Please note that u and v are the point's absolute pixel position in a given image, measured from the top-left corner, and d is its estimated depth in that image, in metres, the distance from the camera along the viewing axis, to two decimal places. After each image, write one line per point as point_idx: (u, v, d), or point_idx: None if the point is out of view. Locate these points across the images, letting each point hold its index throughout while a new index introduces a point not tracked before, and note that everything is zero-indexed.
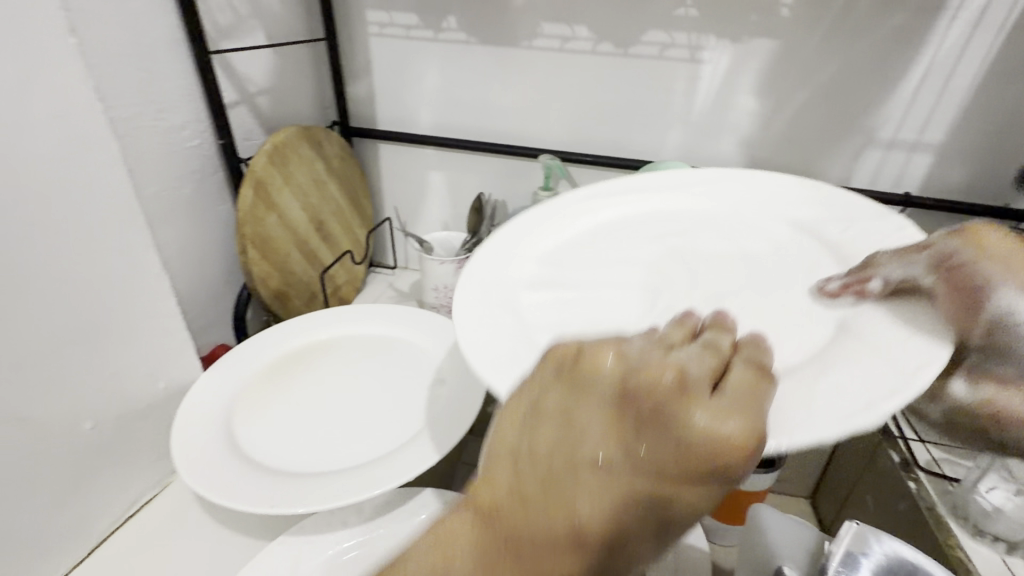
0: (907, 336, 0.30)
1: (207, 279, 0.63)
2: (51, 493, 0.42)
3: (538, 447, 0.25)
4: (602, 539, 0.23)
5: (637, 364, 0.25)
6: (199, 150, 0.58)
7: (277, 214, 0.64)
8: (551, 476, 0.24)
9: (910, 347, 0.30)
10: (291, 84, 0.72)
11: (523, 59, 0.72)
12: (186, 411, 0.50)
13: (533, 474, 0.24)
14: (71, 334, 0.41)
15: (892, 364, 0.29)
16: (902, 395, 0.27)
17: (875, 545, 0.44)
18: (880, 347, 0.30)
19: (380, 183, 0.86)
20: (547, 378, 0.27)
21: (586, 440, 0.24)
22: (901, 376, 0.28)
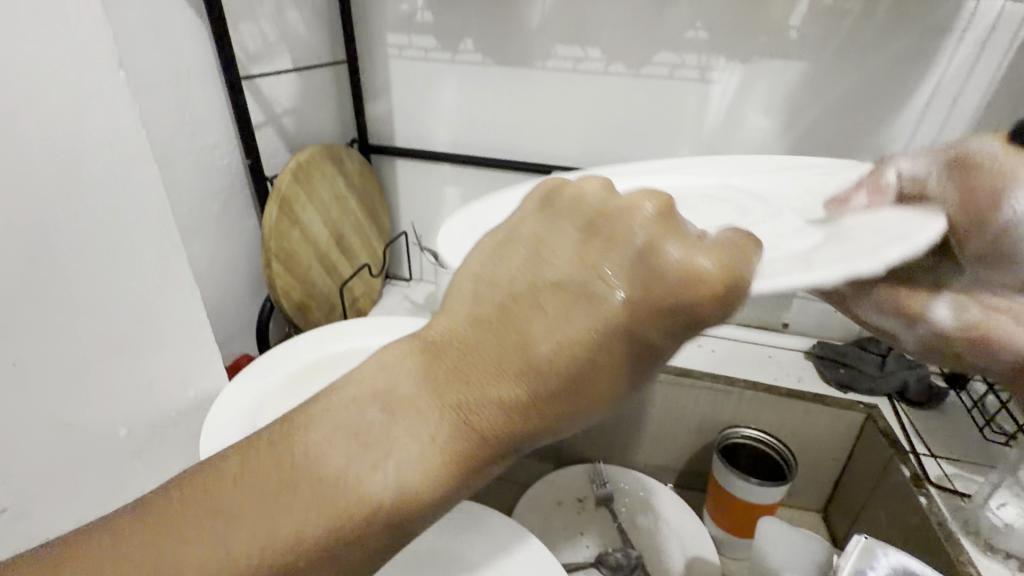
0: (902, 224, 0.31)
1: (232, 291, 0.66)
2: (89, 496, 0.44)
3: (496, 279, 0.20)
4: (569, 385, 0.19)
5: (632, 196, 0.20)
6: (228, 168, 0.61)
7: (300, 229, 0.66)
8: (505, 327, 0.19)
9: (903, 218, 0.31)
10: (314, 104, 0.75)
11: (537, 79, 0.74)
12: (214, 420, 0.52)
13: (484, 316, 0.20)
14: (111, 345, 0.44)
15: (892, 228, 0.30)
16: (899, 251, 0.29)
17: (883, 560, 0.45)
18: (877, 223, 0.31)
19: (396, 198, 0.89)
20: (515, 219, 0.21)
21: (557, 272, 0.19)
22: (904, 235, 0.30)
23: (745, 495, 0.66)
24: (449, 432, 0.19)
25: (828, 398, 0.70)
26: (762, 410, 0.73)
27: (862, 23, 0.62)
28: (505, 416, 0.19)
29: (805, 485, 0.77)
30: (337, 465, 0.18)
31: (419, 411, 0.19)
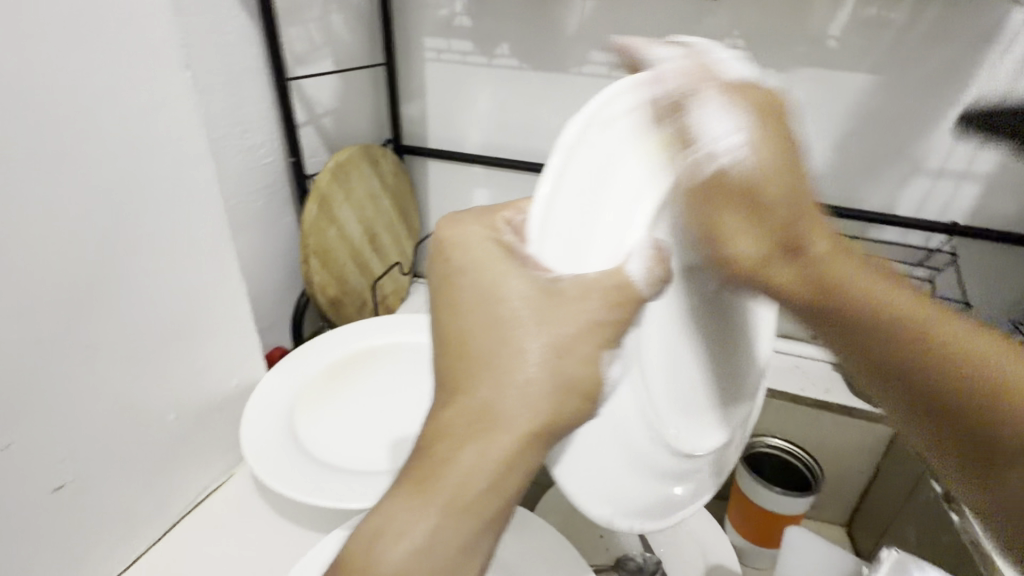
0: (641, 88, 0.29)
1: (270, 284, 0.68)
2: (139, 476, 0.46)
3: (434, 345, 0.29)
4: (473, 377, 0.27)
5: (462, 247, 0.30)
6: (271, 166, 0.63)
7: (337, 226, 0.68)
8: (444, 373, 0.28)
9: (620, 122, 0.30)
10: (353, 105, 0.77)
11: (571, 84, 0.75)
12: (254, 409, 0.53)
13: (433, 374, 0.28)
14: (165, 334, 0.46)
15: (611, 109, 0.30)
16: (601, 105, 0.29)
17: None
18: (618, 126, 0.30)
19: (427, 198, 0.91)
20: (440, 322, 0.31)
21: (447, 316, 0.28)
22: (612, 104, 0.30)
23: (771, 505, 0.66)
24: (433, 451, 0.26)
25: (857, 410, 0.70)
26: (785, 420, 0.72)
27: (905, 33, 0.61)
28: (450, 413, 0.27)
29: (830, 498, 0.77)
30: (376, 535, 0.26)
31: (410, 474, 0.26)
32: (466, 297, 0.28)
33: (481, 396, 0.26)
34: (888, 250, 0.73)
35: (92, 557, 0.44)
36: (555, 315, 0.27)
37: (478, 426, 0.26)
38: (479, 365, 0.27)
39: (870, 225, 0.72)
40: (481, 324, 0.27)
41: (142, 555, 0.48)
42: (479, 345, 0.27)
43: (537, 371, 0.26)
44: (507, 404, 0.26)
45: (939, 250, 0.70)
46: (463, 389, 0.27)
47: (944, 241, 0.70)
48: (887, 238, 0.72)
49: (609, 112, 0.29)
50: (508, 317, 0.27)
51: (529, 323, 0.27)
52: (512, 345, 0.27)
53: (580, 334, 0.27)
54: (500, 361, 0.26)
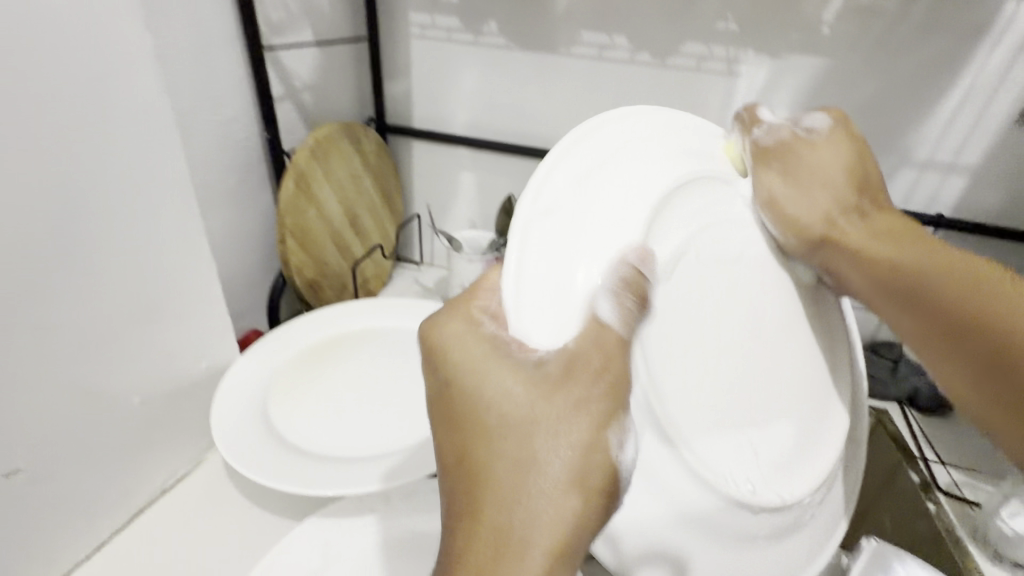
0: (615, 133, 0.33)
1: (245, 265, 0.65)
2: (100, 463, 0.44)
3: (444, 466, 0.27)
4: (495, 492, 0.24)
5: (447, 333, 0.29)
6: (246, 141, 0.61)
7: (316, 206, 0.66)
8: (462, 495, 0.25)
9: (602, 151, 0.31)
10: (333, 80, 0.74)
11: (561, 66, 0.73)
12: (226, 393, 0.51)
13: (452, 502, 0.26)
14: (127, 314, 0.43)
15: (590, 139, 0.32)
16: (580, 139, 0.31)
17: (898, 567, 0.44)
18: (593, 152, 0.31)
19: (411, 179, 0.88)
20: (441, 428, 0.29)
21: (456, 432, 0.27)
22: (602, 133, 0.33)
23: None
24: None
25: None
26: None
27: (899, 21, 0.60)
28: (474, 542, 0.24)
29: None
30: None
31: None
32: (466, 407, 0.27)
33: (503, 516, 0.24)
34: None
35: (49, 547, 0.42)
36: (558, 406, 0.25)
37: (497, 556, 0.23)
38: (499, 490, 0.24)
39: None
40: (484, 433, 0.26)
41: (104, 545, 0.46)
42: (490, 453, 0.25)
43: (559, 474, 0.24)
44: (530, 522, 0.23)
45: None
46: (482, 509, 0.24)
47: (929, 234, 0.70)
48: None
49: (577, 161, 0.30)
50: (514, 425, 0.25)
51: (537, 424, 0.25)
52: (521, 449, 0.25)
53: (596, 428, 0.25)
54: (521, 471, 0.24)
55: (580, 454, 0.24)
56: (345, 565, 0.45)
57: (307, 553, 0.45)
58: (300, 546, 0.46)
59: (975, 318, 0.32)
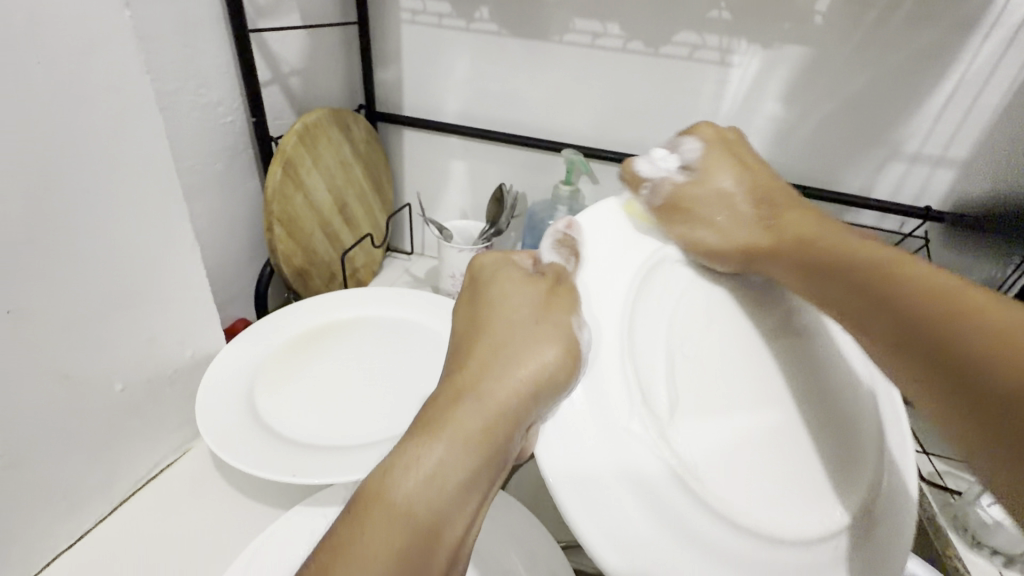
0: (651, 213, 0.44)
1: (231, 253, 0.65)
2: (81, 450, 0.43)
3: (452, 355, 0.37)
4: (486, 363, 0.34)
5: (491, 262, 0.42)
6: (231, 126, 0.60)
7: (304, 193, 0.65)
8: (458, 367, 0.35)
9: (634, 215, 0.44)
10: (322, 66, 0.73)
11: (553, 54, 0.72)
12: (211, 382, 0.51)
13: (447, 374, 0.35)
14: (107, 300, 0.43)
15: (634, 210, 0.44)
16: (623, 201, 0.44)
17: None
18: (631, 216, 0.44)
19: (402, 168, 0.87)
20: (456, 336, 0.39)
21: (469, 333, 0.37)
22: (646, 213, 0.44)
23: None
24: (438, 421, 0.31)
25: None
26: None
27: (890, 12, 0.60)
28: (458, 391, 0.33)
29: None
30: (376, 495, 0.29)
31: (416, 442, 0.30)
32: (482, 319, 0.38)
33: (486, 384, 0.33)
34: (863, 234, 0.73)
35: (30, 535, 0.41)
36: (547, 324, 0.36)
37: (468, 413, 0.31)
38: (478, 373, 0.34)
39: (847, 208, 0.72)
40: (487, 335, 0.36)
41: (86, 533, 0.46)
42: (488, 345, 0.35)
43: (520, 381, 0.33)
44: (484, 408, 0.32)
45: (913, 235, 0.71)
46: (471, 375, 0.34)
47: (917, 226, 0.71)
48: (861, 222, 0.72)
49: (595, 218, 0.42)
50: (515, 333, 0.36)
51: (529, 338, 0.35)
52: (514, 349, 0.35)
53: (558, 363, 0.34)
54: (500, 367, 0.34)
55: (540, 372, 0.34)
56: None
57: (293, 542, 0.45)
58: (287, 537, 0.45)
59: (898, 319, 0.32)
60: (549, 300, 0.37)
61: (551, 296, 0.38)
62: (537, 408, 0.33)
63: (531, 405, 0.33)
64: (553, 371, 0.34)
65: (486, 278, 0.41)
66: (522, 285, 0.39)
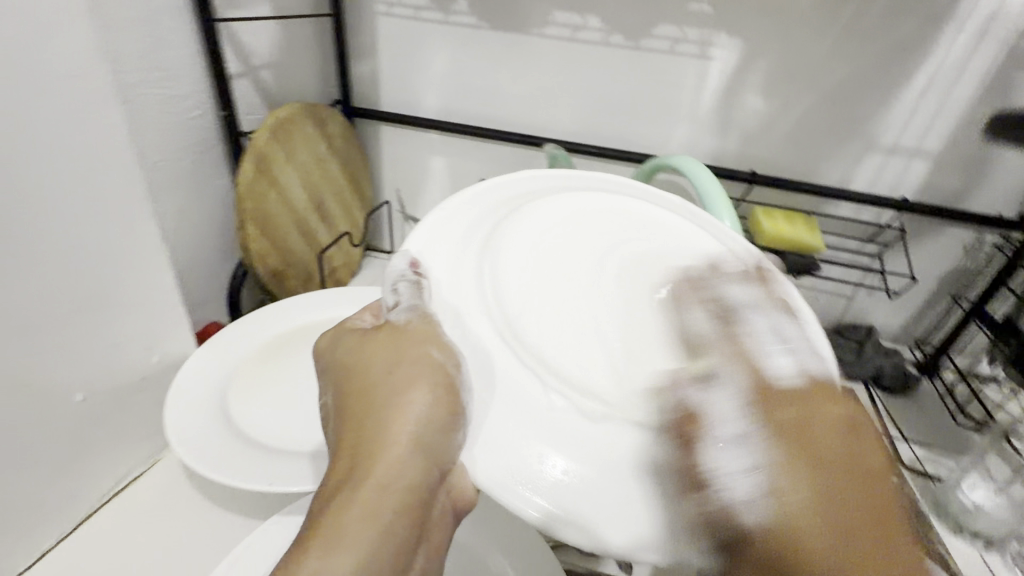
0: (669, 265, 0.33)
1: (202, 253, 0.62)
2: (40, 465, 0.41)
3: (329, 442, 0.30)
4: (350, 445, 0.27)
5: (328, 336, 0.34)
6: (200, 121, 0.57)
7: (278, 190, 0.62)
8: (332, 460, 0.28)
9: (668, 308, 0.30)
10: (295, 59, 0.70)
11: (533, 47, 0.71)
12: (181, 391, 0.48)
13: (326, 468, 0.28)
14: (67, 304, 0.40)
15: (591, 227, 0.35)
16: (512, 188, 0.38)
17: None
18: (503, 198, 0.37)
19: (380, 165, 0.85)
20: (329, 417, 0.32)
21: (334, 411, 0.30)
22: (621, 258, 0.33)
23: None
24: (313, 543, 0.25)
25: None
26: None
27: (868, 6, 0.61)
28: (329, 494, 0.26)
29: None
30: None
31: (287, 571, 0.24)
32: (348, 387, 0.30)
33: (358, 469, 0.26)
34: (841, 226, 0.74)
35: None
36: (408, 365, 0.28)
37: (341, 514, 0.25)
38: (348, 461, 0.26)
39: (826, 200, 0.73)
40: (348, 415, 0.29)
41: (47, 553, 0.43)
42: (357, 412, 0.28)
43: (397, 442, 0.26)
44: (366, 493, 0.25)
45: (889, 227, 0.72)
46: (342, 467, 0.27)
47: (894, 218, 0.72)
48: (839, 214, 0.73)
49: (457, 208, 0.36)
50: (385, 389, 0.28)
51: (400, 392, 0.28)
52: (390, 409, 0.27)
53: (433, 409, 0.27)
54: (372, 440, 0.27)
55: (418, 426, 0.27)
56: None
57: (271, 553, 0.43)
58: (266, 548, 0.43)
59: None
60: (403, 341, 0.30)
61: (397, 335, 0.30)
62: (428, 460, 0.26)
63: (420, 462, 0.26)
64: (429, 419, 0.27)
65: (335, 343, 0.33)
66: (369, 334, 0.32)
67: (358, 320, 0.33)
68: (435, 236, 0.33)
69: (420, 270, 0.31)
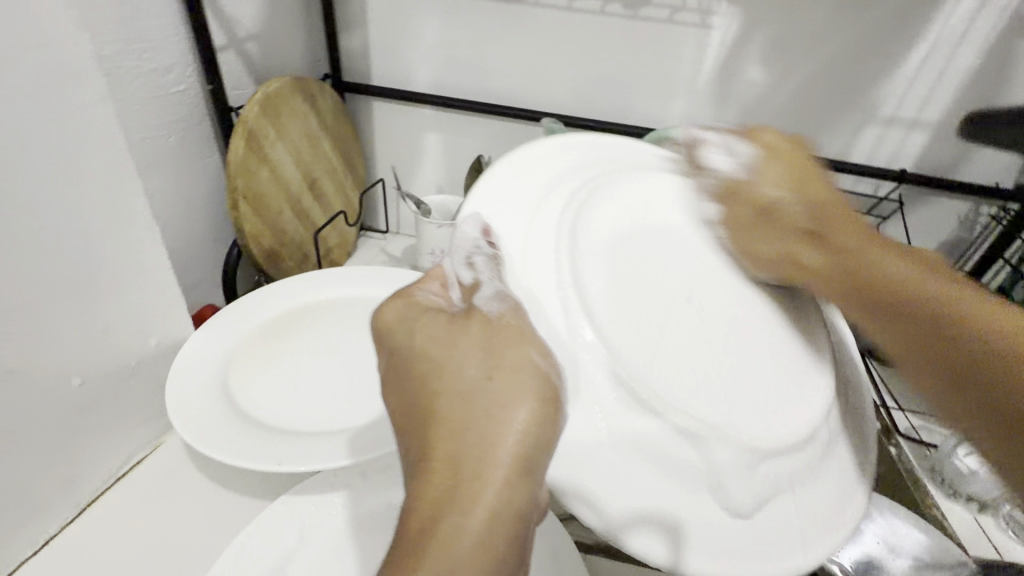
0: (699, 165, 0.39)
1: (193, 234, 0.60)
2: (38, 452, 0.40)
3: (408, 436, 0.30)
4: (446, 445, 0.27)
5: (389, 312, 0.34)
6: (185, 95, 0.55)
7: (269, 168, 0.60)
8: (422, 462, 0.27)
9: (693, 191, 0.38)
10: (280, 30, 0.68)
11: (528, 17, 0.69)
12: (182, 371, 0.47)
13: (412, 469, 0.28)
14: (56, 287, 0.39)
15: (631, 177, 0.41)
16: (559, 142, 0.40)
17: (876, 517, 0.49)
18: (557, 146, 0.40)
19: (373, 142, 0.83)
20: (395, 398, 0.32)
21: (413, 400, 0.30)
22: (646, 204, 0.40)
23: None
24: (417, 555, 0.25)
25: None
26: None
27: None
28: (430, 501, 0.26)
29: None
30: None
31: None
32: (435, 383, 0.30)
33: (460, 476, 0.26)
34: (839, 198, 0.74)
35: None
36: (506, 361, 0.29)
37: (444, 527, 0.25)
38: (450, 474, 0.26)
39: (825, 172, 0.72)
40: (438, 418, 0.28)
41: (51, 538, 0.43)
42: (452, 416, 0.28)
43: (503, 459, 0.26)
44: (477, 510, 0.25)
45: (887, 198, 0.72)
46: (437, 470, 0.26)
47: (893, 189, 0.72)
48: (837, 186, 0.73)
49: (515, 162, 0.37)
50: (479, 392, 0.28)
51: (502, 402, 0.27)
52: (491, 413, 0.27)
53: (537, 420, 0.27)
54: (473, 443, 0.27)
55: (522, 440, 0.27)
56: (320, 544, 0.44)
57: (280, 533, 0.43)
58: (274, 528, 0.43)
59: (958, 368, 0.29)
60: (497, 342, 0.29)
61: (488, 330, 0.30)
62: (533, 479, 0.27)
63: (525, 481, 0.26)
64: (535, 432, 0.27)
65: (403, 320, 0.33)
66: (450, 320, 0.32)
67: (426, 293, 0.35)
68: (495, 195, 0.35)
69: (492, 240, 0.33)
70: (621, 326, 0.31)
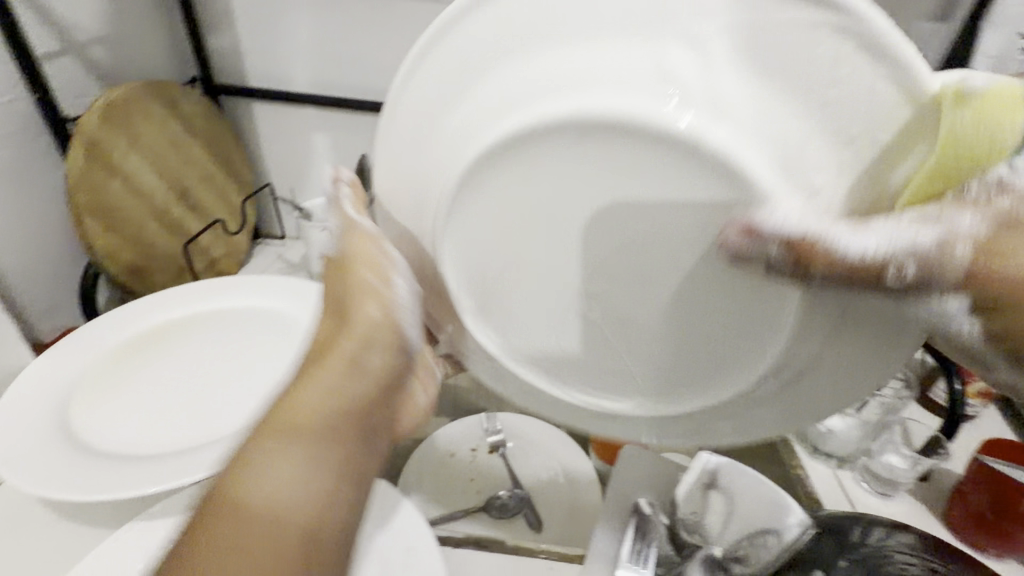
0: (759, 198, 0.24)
1: (43, 255, 0.56)
2: None
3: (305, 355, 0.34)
4: (317, 348, 0.31)
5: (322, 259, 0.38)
6: (12, 106, 0.51)
7: (123, 179, 0.57)
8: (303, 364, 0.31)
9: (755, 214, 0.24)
10: (134, 32, 0.64)
11: (399, 10, 0.68)
12: (11, 402, 0.45)
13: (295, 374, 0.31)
14: None
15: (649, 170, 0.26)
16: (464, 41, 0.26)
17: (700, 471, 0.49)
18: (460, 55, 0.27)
19: (258, 146, 0.80)
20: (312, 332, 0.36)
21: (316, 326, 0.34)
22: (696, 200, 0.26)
23: None
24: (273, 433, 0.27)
25: None
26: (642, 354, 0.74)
27: None
28: (294, 388, 0.29)
29: None
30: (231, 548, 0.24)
31: (261, 453, 0.26)
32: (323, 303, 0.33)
33: (331, 365, 0.30)
34: None
35: None
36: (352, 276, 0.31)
37: (300, 409, 0.28)
38: (320, 361, 0.30)
39: None
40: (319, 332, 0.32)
41: None
42: (325, 328, 0.32)
43: (357, 328, 0.30)
44: (317, 405, 0.28)
45: None
46: (311, 359, 0.31)
47: None
48: None
49: (407, 115, 0.29)
50: (338, 301, 0.31)
51: (357, 300, 0.30)
52: (349, 308, 0.31)
53: (383, 318, 0.30)
54: (336, 339, 0.31)
55: (379, 324, 0.30)
56: None
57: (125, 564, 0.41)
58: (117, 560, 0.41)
59: None
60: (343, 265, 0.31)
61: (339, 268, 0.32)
62: (376, 372, 0.30)
63: (384, 358, 0.31)
64: (379, 327, 0.30)
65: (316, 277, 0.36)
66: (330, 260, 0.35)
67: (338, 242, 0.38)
68: (394, 165, 0.30)
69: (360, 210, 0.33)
70: (483, 320, 0.33)
